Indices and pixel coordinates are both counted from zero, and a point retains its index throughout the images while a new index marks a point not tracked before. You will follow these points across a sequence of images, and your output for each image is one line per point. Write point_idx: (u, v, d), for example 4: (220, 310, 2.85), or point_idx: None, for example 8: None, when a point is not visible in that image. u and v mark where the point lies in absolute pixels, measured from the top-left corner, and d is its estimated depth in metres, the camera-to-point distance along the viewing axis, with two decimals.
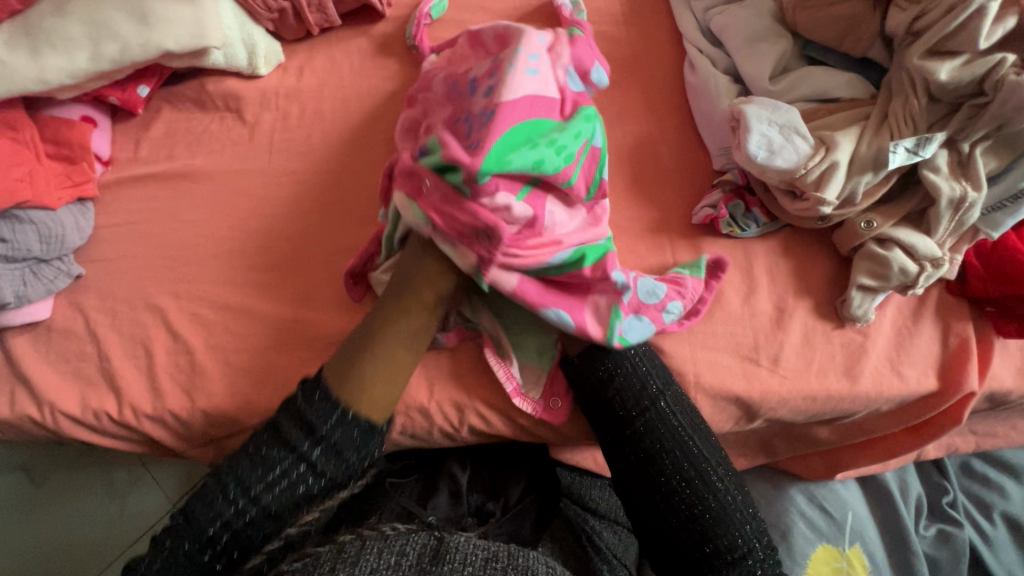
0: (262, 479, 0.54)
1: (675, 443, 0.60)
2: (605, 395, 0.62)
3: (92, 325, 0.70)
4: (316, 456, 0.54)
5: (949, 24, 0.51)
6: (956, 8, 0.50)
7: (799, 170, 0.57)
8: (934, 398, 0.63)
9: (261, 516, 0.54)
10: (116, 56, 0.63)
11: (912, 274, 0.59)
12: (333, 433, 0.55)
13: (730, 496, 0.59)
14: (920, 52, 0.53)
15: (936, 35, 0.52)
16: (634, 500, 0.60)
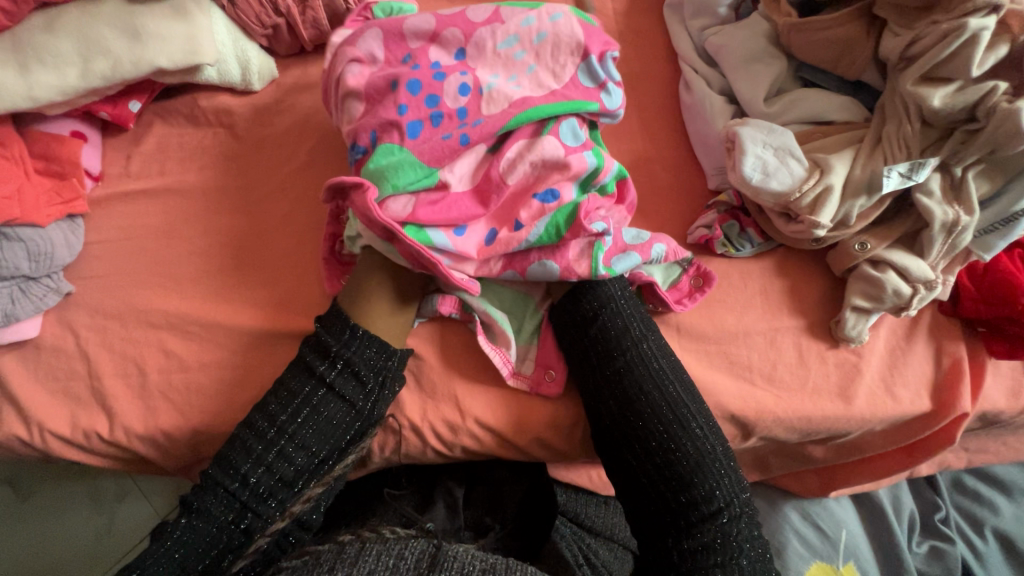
0: (288, 418, 0.56)
1: (652, 385, 0.59)
2: (586, 335, 0.61)
3: (81, 344, 0.69)
4: (339, 380, 0.58)
5: (942, 51, 0.51)
6: (949, 35, 0.50)
7: (793, 194, 0.57)
8: (928, 418, 0.64)
9: (287, 459, 0.56)
10: (107, 73, 0.63)
11: (905, 296, 0.60)
12: (347, 351, 0.58)
13: (710, 443, 0.58)
14: (913, 78, 0.53)
15: (929, 62, 0.52)
16: (613, 450, 0.59)
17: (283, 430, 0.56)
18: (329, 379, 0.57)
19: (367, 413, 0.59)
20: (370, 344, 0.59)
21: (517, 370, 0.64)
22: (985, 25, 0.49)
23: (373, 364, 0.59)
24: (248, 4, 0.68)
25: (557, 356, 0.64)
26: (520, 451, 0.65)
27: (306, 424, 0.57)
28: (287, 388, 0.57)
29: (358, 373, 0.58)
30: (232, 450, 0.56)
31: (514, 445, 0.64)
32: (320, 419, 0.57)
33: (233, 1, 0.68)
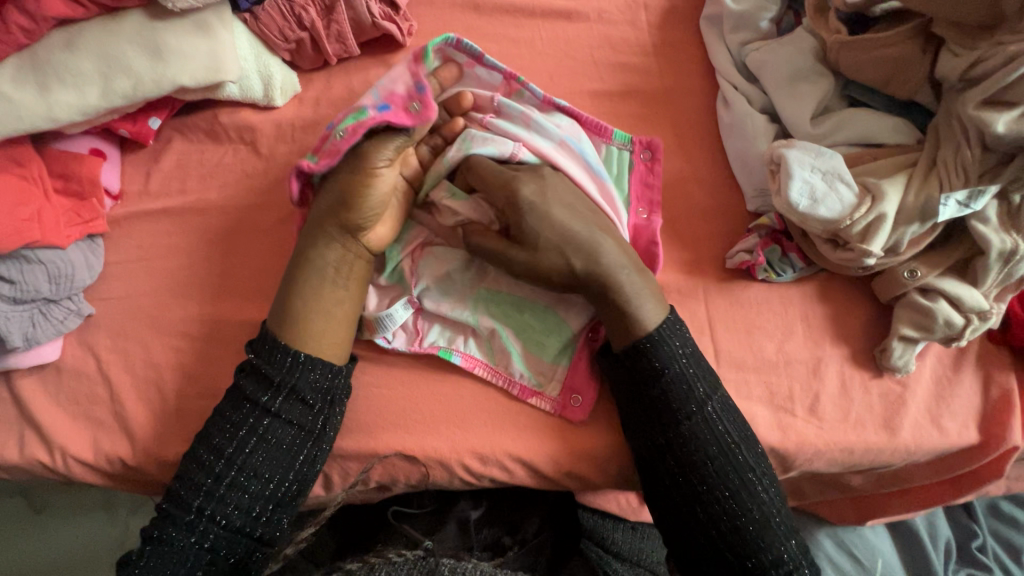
0: (236, 449, 0.57)
1: (718, 450, 0.56)
2: (649, 393, 0.58)
3: (102, 368, 0.67)
4: (284, 408, 0.58)
5: (1010, 74, 0.48)
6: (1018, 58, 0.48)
7: (844, 221, 0.55)
8: (974, 450, 0.62)
9: (242, 487, 0.56)
10: (128, 92, 0.61)
11: (957, 327, 0.57)
12: (292, 377, 0.58)
13: (774, 503, 0.56)
14: (977, 101, 0.50)
15: (994, 85, 0.49)
16: (672, 512, 0.57)
17: (233, 459, 0.56)
18: (275, 407, 0.58)
19: (318, 432, 0.59)
20: (314, 367, 0.59)
21: (542, 391, 0.63)
22: None
23: (319, 386, 0.59)
24: (271, 18, 0.66)
25: (588, 381, 0.63)
26: (550, 480, 0.63)
27: (255, 451, 0.57)
28: (231, 421, 0.58)
29: (306, 396, 0.59)
30: (183, 481, 0.56)
31: (544, 476, 0.62)
32: (269, 446, 0.57)
33: (255, 15, 0.66)
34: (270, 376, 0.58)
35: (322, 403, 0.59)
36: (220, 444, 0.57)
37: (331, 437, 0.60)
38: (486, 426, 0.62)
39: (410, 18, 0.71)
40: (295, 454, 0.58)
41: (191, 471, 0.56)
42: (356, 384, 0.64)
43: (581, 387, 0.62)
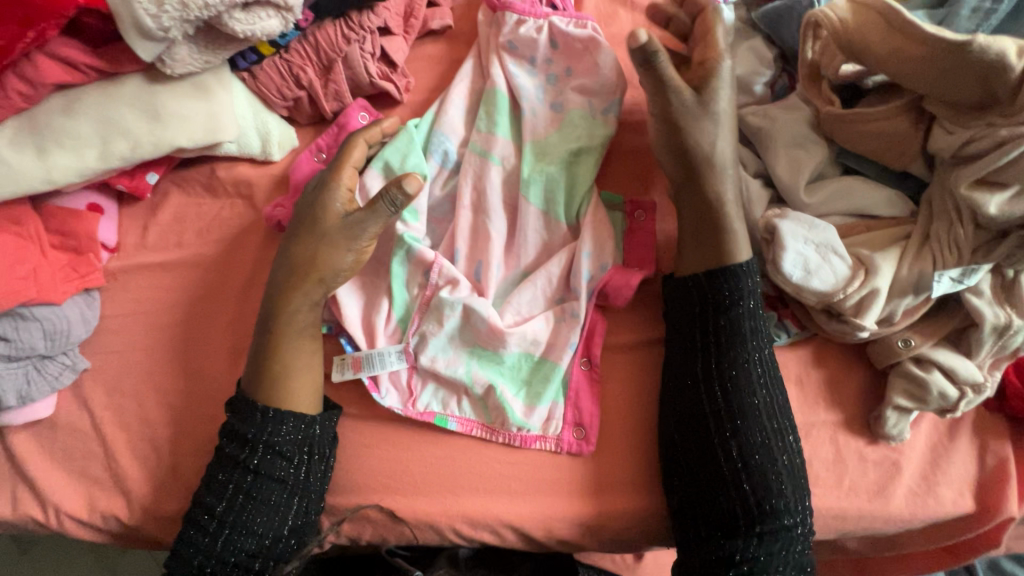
0: (225, 509, 0.57)
1: (784, 456, 0.56)
2: (702, 338, 0.58)
3: (96, 423, 0.68)
4: (265, 465, 0.58)
5: (1001, 158, 0.48)
6: (1009, 143, 0.48)
7: (837, 295, 0.55)
8: (971, 519, 0.61)
9: (238, 545, 0.57)
10: (126, 154, 0.61)
11: (951, 399, 0.57)
12: (265, 432, 0.58)
13: (804, 484, 0.56)
14: (967, 181, 0.51)
15: (986, 168, 0.49)
16: (698, 469, 0.56)
17: (225, 521, 0.57)
18: (255, 466, 0.58)
19: (303, 484, 0.59)
20: (284, 420, 0.59)
21: (545, 433, 0.62)
22: None
23: (295, 438, 0.59)
24: (270, 78, 0.67)
25: (591, 412, 0.61)
26: (542, 544, 0.63)
27: (244, 510, 0.57)
28: (217, 485, 0.58)
29: (285, 449, 0.59)
30: (182, 550, 0.57)
31: (537, 540, 0.62)
32: (257, 503, 0.58)
33: (254, 74, 0.67)
34: (245, 434, 0.59)
35: (302, 457, 0.59)
36: (209, 510, 0.57)
37: (316, 485, 0.60)
38: (476, 491, 0.61)
39: (407, 76, 0.71)
40: (281, 508, 0.58)
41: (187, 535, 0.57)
42: (348, 446, 0.63)
43: (587, 420, 0.61)
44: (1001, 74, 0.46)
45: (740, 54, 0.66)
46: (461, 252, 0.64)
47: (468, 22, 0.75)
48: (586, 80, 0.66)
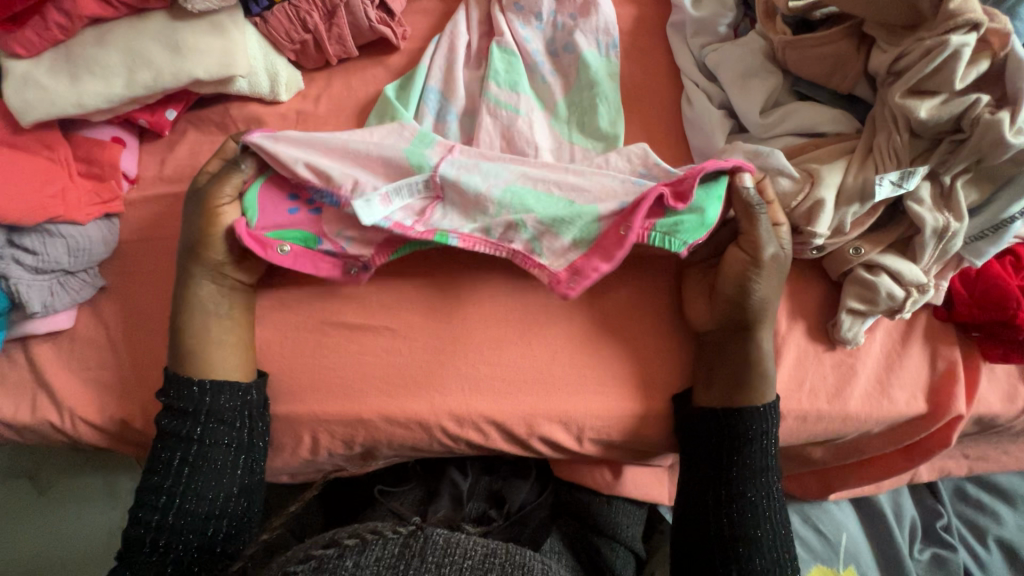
0: (172, 481, 0.63)
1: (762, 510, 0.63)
2: (727, 369, 0.63)
3: (112, 336, 0.73)
4: (209, 432, 0.64)
5: (927, 65, 0.54)
6: (933, 51, 0.54)
7: (787, 209, 0.61)
8: (924, 420, 0.65)
9: (190, 509, 0.63)
10: (149, 83, 0.68)
11: (898, 299, 0.62)
12: (203, 403, 0.64)
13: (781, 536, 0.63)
14: (901, 91, 0.56)
15: (915, 76, 0.55)
16: (701, 466, 0.65)
17: (174, 490, 0.63)
18: (199, 435, 0.64)
19: (248, 445, 0.66)
20: (221, 389, 0.64)
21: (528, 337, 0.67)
22: (966, 41, 0.52)
23: (234, 405, 0.65)
24: (279, 22, 0.74)
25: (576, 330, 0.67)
26: (522, 443, 0.67)
27: (194, 477, 0.63)
28: (160, 461, 0.63)
29: (222, 417, 0.64)
30: (138, 519, 0.62)
31: (519, 439, 0.67)
32: (204, 469, 0.64)
33: (265, 19, 0.73)
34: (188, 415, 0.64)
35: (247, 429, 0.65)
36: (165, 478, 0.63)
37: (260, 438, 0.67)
38: (484, 394, 0.66)
39: (405, 24, 0.78)
40: (224, 470, 0.65)
41: (143, 501, 0.63)
42: (343, 352, 0.68)
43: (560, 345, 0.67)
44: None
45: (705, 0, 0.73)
46: None
47: None
48: (588, 20, 0.72)
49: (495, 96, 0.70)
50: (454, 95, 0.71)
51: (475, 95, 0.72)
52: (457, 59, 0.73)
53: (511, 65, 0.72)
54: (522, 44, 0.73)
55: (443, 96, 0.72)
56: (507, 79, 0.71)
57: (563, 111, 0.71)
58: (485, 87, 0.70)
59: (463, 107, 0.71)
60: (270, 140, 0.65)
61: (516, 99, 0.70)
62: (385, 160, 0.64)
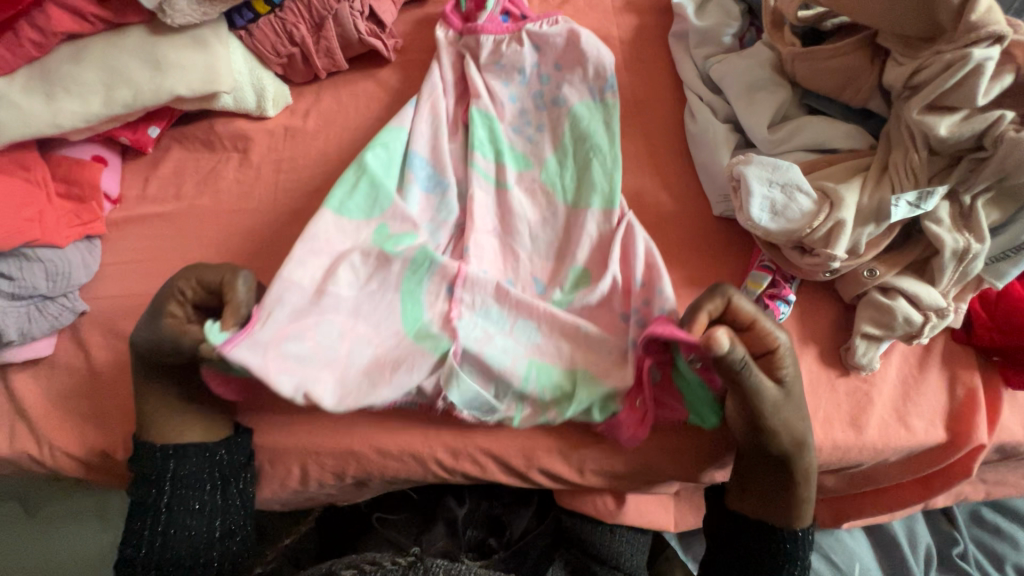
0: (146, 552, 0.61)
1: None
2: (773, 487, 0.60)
3: (93, 363, 0.70)
4: (176, 500, 0.62)
5: (948, 80, 0.51)
6: (954, 65, 0.50)
7: (804, 230, 0.57)
8: (943, 449, 0.62)
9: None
10: (128, 101, 0.65)
11: (916, 324, 0.59)
12: (167, 469, 0.62)
13: None
14: (919, 106, 0.53)
15: (934, 92, 0.52)
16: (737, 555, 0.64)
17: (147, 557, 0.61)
18: (166, 504, 0.62)
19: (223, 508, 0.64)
20: (187, 458, 0.62)
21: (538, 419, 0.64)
22: (989, 55, 0.49)
23: (203, 468, 0.63)
24: (265, 35, 0.71)
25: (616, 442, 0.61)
26: (520, 475, 0.64)
27: (167, 546, 0.61)
28: (133, 532, 0.62)
29: (194, 475, 0.63)
30: None
31: (516, 471, 0.64)
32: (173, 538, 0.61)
33: (250, 32, 0.70)
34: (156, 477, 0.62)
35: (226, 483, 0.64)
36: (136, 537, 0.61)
37: (237, 493, 0.65)
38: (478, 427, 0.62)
39: (396, 36, 0.75)
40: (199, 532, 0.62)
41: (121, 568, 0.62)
42: None
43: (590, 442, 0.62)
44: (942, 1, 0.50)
45: (709, 10, 0.70)
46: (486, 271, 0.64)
47: None
48: (578, 69, 0.68)
49: (481, 168, 0.67)
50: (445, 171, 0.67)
51: (461, 163, 0.68)
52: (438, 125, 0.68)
53: (497, 135, 0.68)
54: (504, 105, 0.69)
55: (431, 169, 0.67)
56: (492, 148, 0.68)
57: (553, 167, 0.67)
58: (471, 158, 0.67)
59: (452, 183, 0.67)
60: (260, 352, 0.54)
61: (502, 169, 0.67)
62: (383, 326, 0.61)
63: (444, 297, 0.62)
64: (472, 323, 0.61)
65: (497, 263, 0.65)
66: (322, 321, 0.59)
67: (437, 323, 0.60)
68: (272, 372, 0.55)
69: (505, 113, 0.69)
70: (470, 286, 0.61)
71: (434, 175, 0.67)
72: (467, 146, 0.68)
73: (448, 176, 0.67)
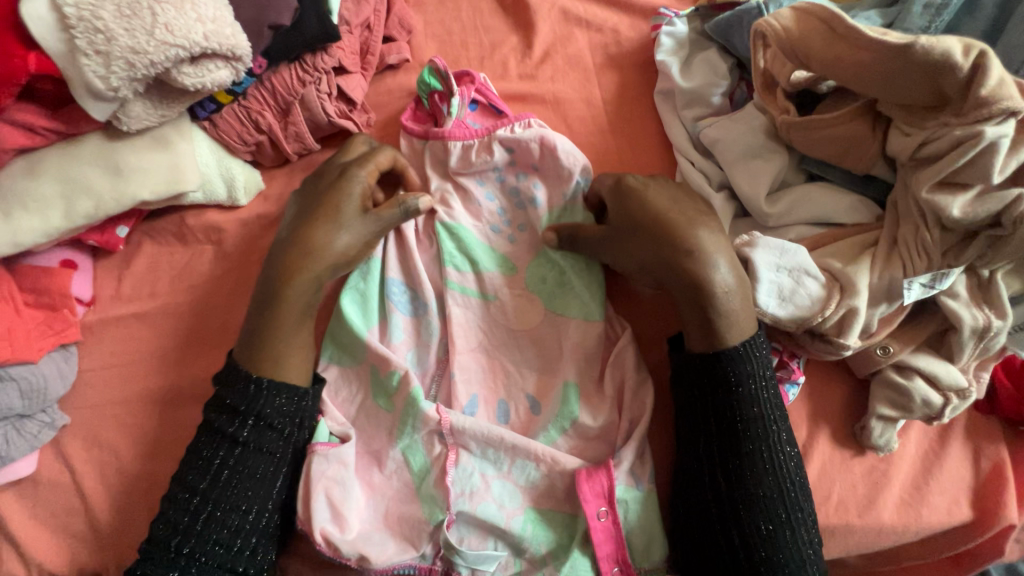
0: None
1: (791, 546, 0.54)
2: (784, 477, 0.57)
3: (75, 479, 0.68)
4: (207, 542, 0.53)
5: (959, 159, 0.47)
6: (965, 142, 0.46)
7: (814, 317, 0.54)
8: (969, 529, 0.58)
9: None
10: (90, 212, 0.62)
11: (936, 406, 0.55)
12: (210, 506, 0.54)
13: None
14: (929, 183, 0.49)
15: (945, 170, 0.48)
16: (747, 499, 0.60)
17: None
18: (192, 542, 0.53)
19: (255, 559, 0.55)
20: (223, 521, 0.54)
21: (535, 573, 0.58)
22: (1003, 132, 0.45)
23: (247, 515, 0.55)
24: (231, 124, 0.67)
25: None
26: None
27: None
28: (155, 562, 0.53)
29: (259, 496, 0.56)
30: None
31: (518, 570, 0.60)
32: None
33: (214, 123, 0.67)
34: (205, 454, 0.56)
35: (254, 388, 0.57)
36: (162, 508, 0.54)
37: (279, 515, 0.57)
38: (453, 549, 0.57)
39: (368, 110, 0.72)
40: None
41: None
42: None
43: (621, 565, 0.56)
44: (948, 73, 0.46)
45: (691, 69, 0.66)
46: (479, 395, 0.62)
47: (426, 52, 0.75)
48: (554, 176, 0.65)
49: (459, 285, 0.64)
50: (427, 285, 0.64)
51: (437, 278, 0.65)
52: (406, 244, 0.66)
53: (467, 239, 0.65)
54: (480, 208, 0.66)
55: (412, 293, 0.65)
56: (466, 258, 0.65)
57: (534, 277, 0.64)
58: (445, 274, 0.64)
59: (433, 301, 0.64)
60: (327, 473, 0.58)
61: (482, 283, 0.64)
62: (400, 497, 0.59)
63: (439, 444, 0.59)
64: (469, 470, 0.58)
65: (486, 382, 0.62)
66: (344, 474, 0.58)
67: (433, 482, 0.58)
68: (306, 509, 0.56)
69: (482, 214, 0.66)
70: (461, 440, 0.59)
71: (415, 292, 0.65)
72: (438, 259, 0.66)
73: (426, 295, 0.64)
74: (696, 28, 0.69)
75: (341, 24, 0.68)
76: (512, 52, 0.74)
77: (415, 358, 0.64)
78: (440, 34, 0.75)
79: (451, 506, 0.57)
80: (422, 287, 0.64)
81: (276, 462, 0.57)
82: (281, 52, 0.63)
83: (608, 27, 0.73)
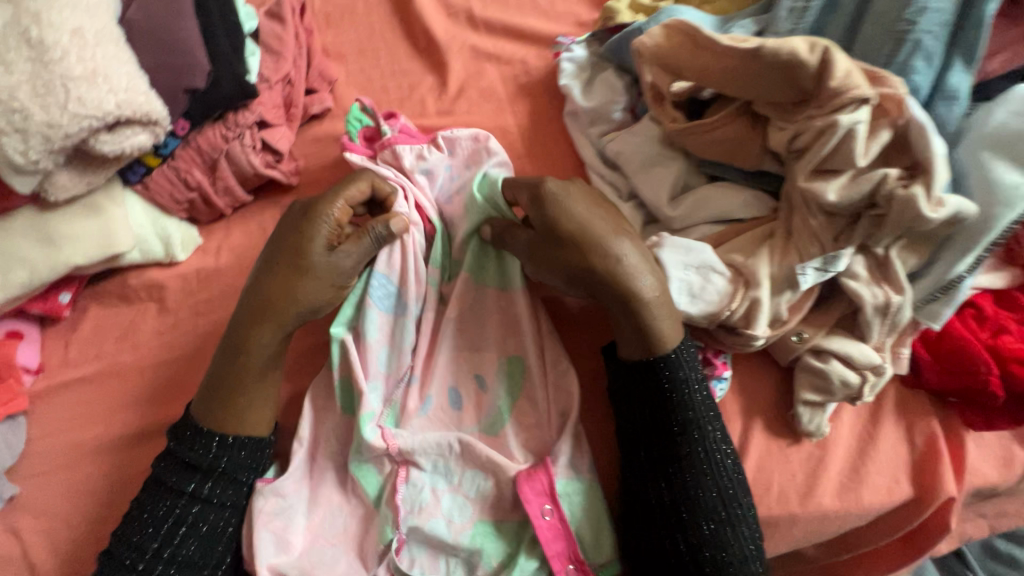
0: None
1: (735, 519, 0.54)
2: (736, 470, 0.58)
3: (23, 552, 0.67)
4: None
5: (823, 147, 0.50)
6: (827, 130, 0.49)
7: (723, 312, 0.56)
8: (913, 506, 0.58)
9: None
10: (25, 281, 0.64)
11: (855, 385, 0.56)
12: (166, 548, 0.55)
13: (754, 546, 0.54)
14: (805, 173, 0.52)
15: (815, 158, 0.51)
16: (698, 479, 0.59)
17: None
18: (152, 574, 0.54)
19: None
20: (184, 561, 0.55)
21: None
22: (856, 119, 0.48)
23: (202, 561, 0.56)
24: (161, 184, 0.70)
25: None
26: None
27: None
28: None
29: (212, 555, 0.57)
30: None
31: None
32: None
33: (147, 185, 0.70)
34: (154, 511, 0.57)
35: (223, 446, 0.58)
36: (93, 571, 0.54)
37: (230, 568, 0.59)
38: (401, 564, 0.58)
39: (296, 158, 0.75)
40: None
41: None
42: None
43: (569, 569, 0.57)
44: (800, 70, 0.49)
45: (594, 91, 0.69)
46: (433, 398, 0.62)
47: (348, 99, 0.79)
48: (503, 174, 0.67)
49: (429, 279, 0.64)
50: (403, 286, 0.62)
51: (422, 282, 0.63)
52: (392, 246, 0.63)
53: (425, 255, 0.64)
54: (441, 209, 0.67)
55: (394, 295, 0.62)
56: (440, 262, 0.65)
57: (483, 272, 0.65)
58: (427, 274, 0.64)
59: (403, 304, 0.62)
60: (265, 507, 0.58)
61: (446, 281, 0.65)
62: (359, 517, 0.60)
63: (389, 463, 0.59)
64: (420, 486, 0.58)
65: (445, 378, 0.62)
66: (283, 504, 0.58)
67: (386, 502, 0.58)
68: (252, 545, 0.57)
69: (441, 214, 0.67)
70: (411, 458, 0.59)
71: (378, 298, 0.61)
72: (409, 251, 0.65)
73: (409, 298, 0.62)
74: (596, 52, 0.72)
75: (261, 82, 0.72)
76: (430, 91, 0.78)
77: (387, 357, 0.62)
78: (361, 81, 0.79)
79: (400, 525, 0.57)
80: (387, 293, 0.62)
81: (226, 511, 0.58)
82: (201, 113, 0.67)
83: (517, 58, 0.77)
